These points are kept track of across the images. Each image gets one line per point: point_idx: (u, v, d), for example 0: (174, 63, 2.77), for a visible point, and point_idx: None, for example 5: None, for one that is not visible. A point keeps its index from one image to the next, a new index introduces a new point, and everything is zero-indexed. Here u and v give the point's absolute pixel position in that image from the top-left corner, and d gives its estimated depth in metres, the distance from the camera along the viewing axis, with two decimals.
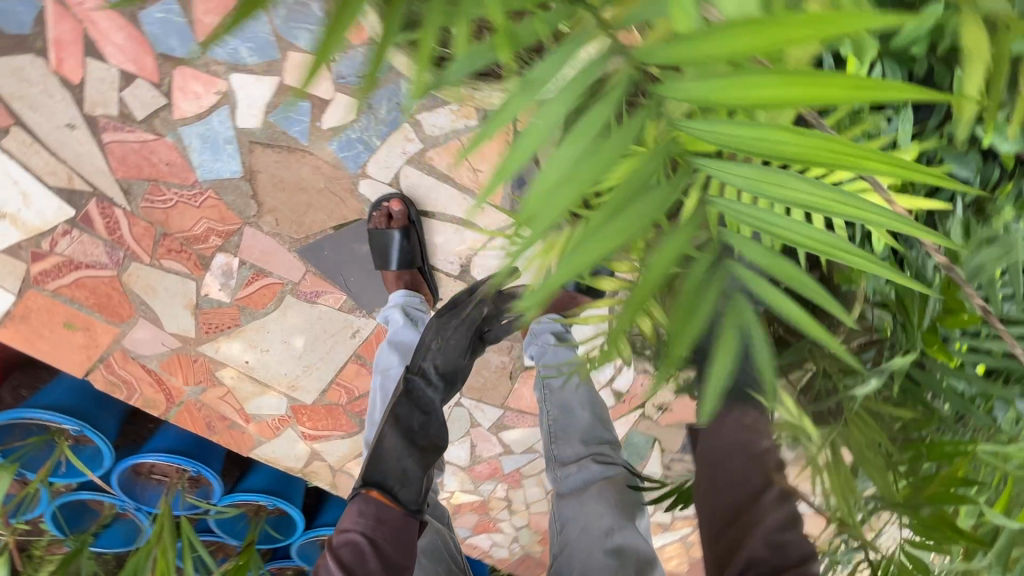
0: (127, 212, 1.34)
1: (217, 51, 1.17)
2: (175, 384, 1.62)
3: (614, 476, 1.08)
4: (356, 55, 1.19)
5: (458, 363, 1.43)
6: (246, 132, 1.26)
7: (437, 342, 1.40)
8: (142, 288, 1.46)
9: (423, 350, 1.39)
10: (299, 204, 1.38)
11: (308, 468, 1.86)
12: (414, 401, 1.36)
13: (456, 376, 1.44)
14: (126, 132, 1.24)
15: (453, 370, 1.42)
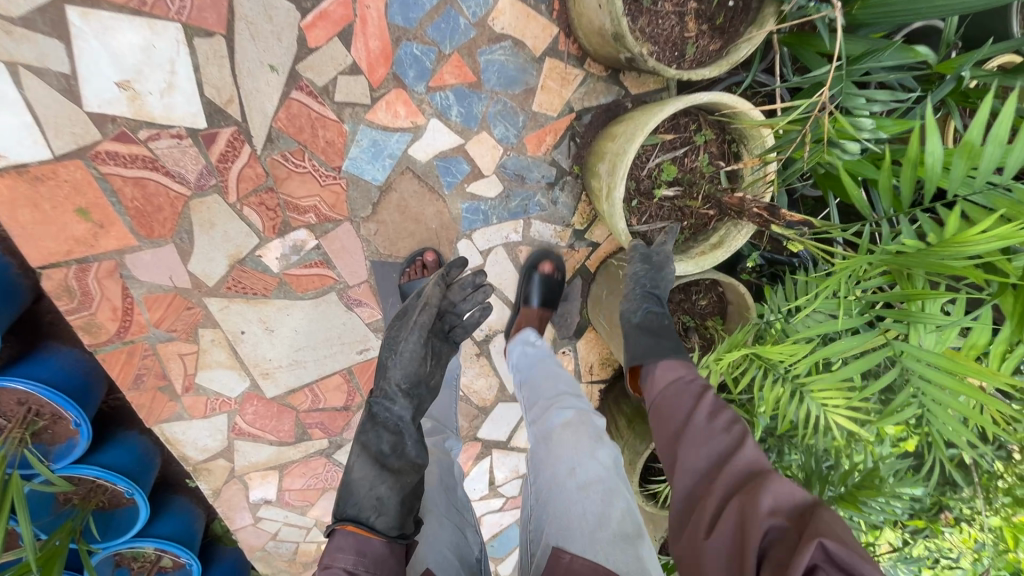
0: (252, 154, 1.35)
1: (436, 98, 1.41)
2: (141, 320, 1.44)
3: (577, 422, 1.17)
4: (526, 161, 1.53)
5: (423, 372, 1.29)
6: (409, 158, 1.46)
7: (398, 355, 1.28)
8: (198, 219, 1.38)
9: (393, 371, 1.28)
10: (403, 229, 1.53)
11: (206, 463, 1.68)
12: (381, 424, 1.22)
13: (424, 386, 1.29)
14: (315, 100, 1.34)
15: (417, 376, 1.28)
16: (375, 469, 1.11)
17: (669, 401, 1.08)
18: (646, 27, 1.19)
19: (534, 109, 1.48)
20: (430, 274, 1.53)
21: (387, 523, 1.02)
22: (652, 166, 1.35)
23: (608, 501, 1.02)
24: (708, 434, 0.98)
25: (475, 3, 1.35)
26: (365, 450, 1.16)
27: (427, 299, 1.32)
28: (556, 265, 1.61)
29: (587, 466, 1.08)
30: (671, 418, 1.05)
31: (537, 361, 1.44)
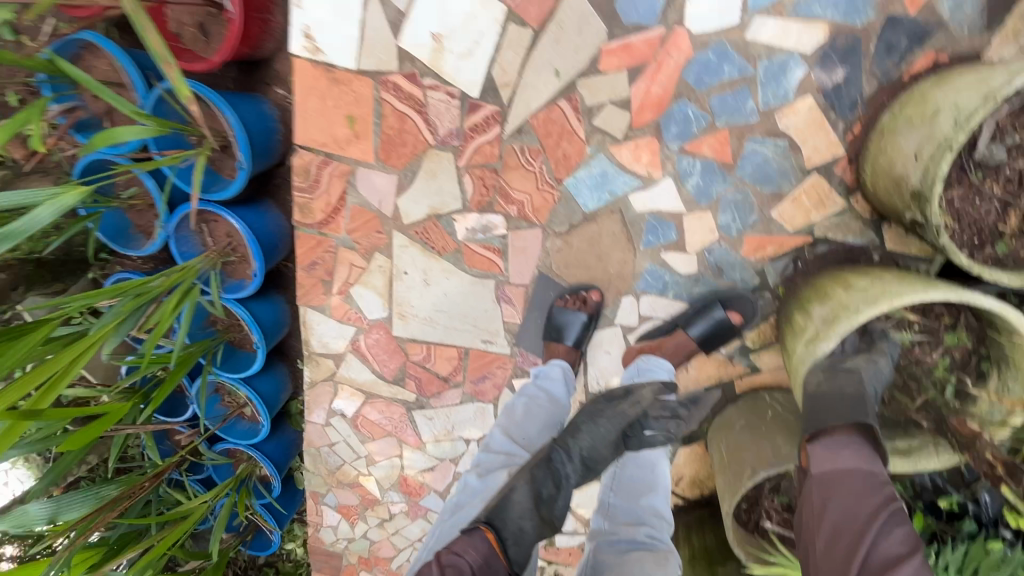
0: (498, 136, 1.43)
1: (682, 162, 1.37)
2: (341, 223, 1.62)
3: (657, 551, 1.19)
4: (734, 258, 1.44)
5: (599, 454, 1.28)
6: (626, 202, 1.45)
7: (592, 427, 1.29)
8: (427, 166, 1.51)
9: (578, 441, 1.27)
10: (583, 259, 1.54)
11: (320, 357, 1.86)
12: (550, 469, 1.22)
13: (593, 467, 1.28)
14: (575, 116, 1.38)
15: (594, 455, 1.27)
16: (530, 512, 1.14)
17: (835, 494, 0.95)
18: (958, 200, 1.01)
19: (772, 215, 1.38)
20: (585, 311, 1.53)
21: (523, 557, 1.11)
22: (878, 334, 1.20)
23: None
24: (885, 537, 0.88)
25: (774, 93, 1.27)
26: (531, 483, 1.18)
27: (638, 396, 1.35)
28: (744, 322, 1.43)
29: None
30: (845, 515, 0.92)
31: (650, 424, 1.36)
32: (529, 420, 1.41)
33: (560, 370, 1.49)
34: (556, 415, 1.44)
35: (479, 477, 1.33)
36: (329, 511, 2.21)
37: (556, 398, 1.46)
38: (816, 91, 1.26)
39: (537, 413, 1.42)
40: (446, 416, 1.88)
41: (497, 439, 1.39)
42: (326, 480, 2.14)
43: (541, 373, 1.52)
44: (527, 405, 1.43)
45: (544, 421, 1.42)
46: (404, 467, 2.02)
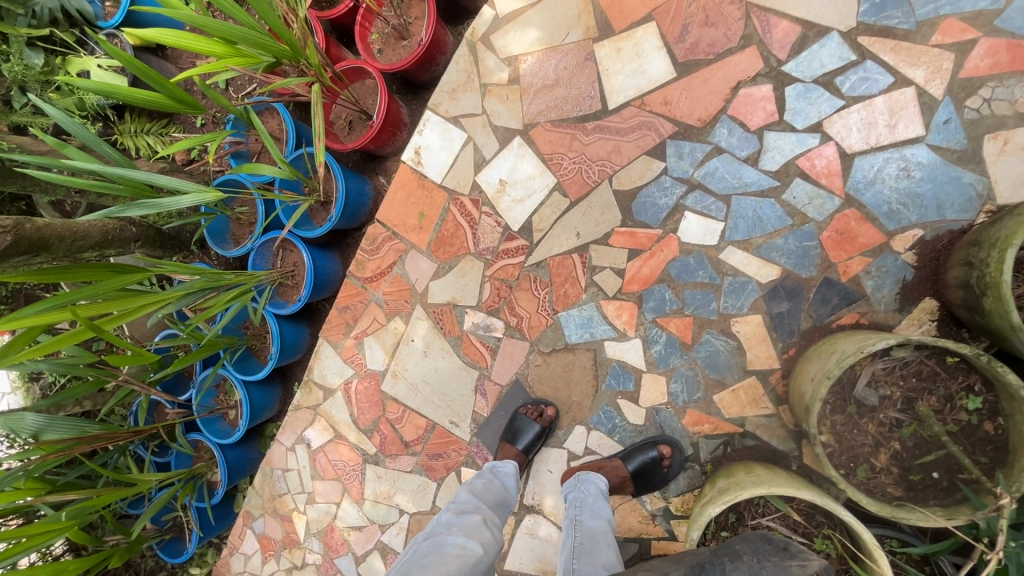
0: (521, 263, 1.84)
1: (651, 330, 1.71)
2: (381, 284, 2.01)
3: None
4: (674, 424, 1.68)
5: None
6: (600, 346, 1.76)
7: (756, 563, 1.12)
8: (461, 267, 1.92)
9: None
10: (553, 380, 1.82)
11: (315, 386, 2.13)
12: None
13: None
14: (581, 269, 1.77)
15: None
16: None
17: None
18: (840, 423, 1.26)
19: (713, 398, 1.65)
20: (539, 423, 1.75)
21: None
22: (764, 521, 1.35)
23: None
24: None
25: (732, 303, 1.62)
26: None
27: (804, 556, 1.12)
28: (673, 457, 1.63)
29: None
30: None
31: (598, 514, 1.43)
32: (485, 495, 1.54)
33: (513, 467, 1.65)
34: (506, 502, 1.57)
35: (454, 514, 1.42)
36: (250, 537, 2.28)
37: (508, 489, 1.60)
38: (763, 313, 1.59)
39: (494, 491, 1.56)
40: (393, 479, 2.04)
41: (464, 494, 1.51)
42: (263, 504, 2.26)
43: (495, 466, 1.67)
44: (487, 484, 1.58)
45: (498, 496, 1.56)
46: (337, 516, 2.13)
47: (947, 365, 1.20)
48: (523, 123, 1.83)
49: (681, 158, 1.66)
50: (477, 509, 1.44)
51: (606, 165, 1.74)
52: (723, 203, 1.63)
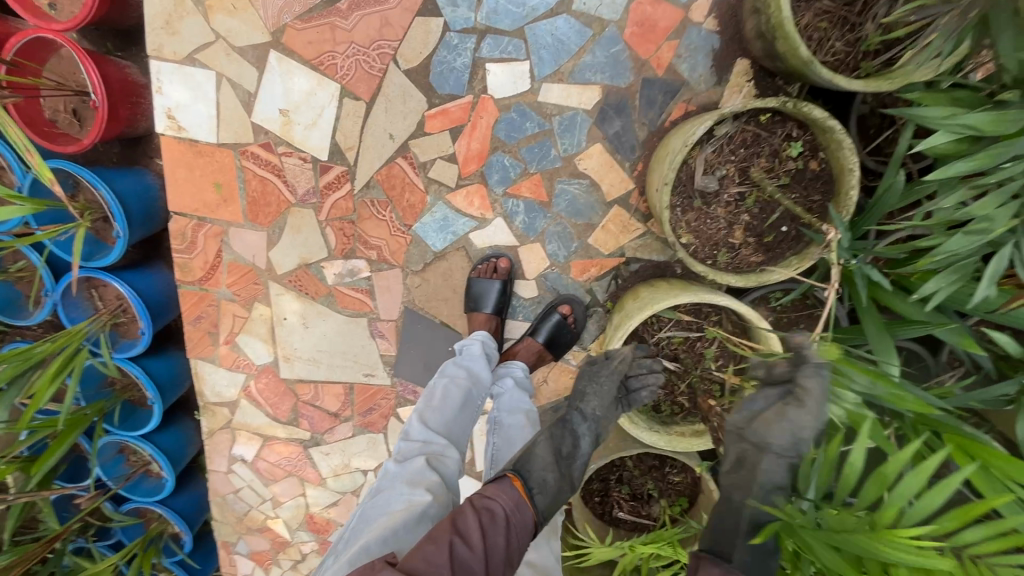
0: (350, 192, 1.64)
1: (508, 202, 1.62)
2: (220, 278, 1.77)
3: None
4: (565, 281, 1.68)
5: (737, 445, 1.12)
6: (467, 240, 1.67)
7: (596, 385, 1.33)
8: (292, 223, 1.70)
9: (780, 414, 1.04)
10: (440, 293, 1.74)
11: (215, 405, 1.97)
12: (566, 427, 1.27)
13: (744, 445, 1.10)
14: (413, 171, 1.60)
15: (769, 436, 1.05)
16: (552, 467, 1.18)
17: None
18: (693, 220, 1.29)
19: (589, 242, 1.63)
20: (497, 278, 1.65)
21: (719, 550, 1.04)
22: (663, 335, 1.41)
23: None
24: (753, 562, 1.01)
25: (569, 142, 1.54)
26: (551, 439, 1.23)
27: (620, 353, 1.35)
28: (575, 312, 1.66)
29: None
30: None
31: (519, 409, 1.40)
32: (446, 403, 1.29)
33: (480, 346, 1.49)
34: (474, 395, 1.36)
35: (397, 463, 1.17)
36: (242, 560, 2.25)
37: (476, 373, 1.41)
38: (601, 140, 1.53)
39: (455, 393, 1.31)
40: (342, 450, 1.99)
41: (413, 423, 1.24)
42: (235, 529, 2.19)
43: (466, 347, 1.51)
44: (446, 386, 1.33)
45: (464, 401, 1.32)
46: (309, 505, 2.10)
47: (764, 124, 1.22)
48: (270, 32, 1.52)
49: (456, 5, 1.46)
50: (424, 446, 1.19)
51: (384, 45, 1.50)
52: (519, 39, 1.47)
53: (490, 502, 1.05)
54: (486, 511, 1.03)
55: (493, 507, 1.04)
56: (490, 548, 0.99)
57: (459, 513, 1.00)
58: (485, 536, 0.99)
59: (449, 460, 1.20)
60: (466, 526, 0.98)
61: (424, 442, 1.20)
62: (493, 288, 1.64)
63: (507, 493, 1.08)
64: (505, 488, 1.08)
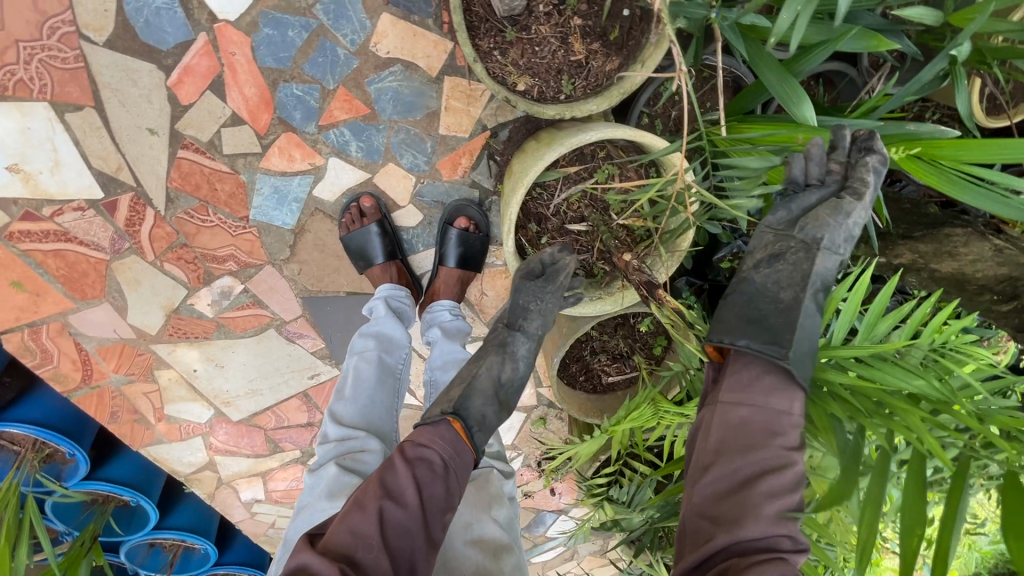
0: (157, 215, 1.35)
1: (330, 136, 1.32)
2: (101, 368, 1.56)
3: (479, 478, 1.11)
4: (442, 186, 1.44)
5: (778, 244, 0.88)
6: (316, 200, 1.41)
7: (541, 302, 1.13)
8: (125, 279, 1.43)
9: (850, 218, 0.87)
10: (327, 266, 1.52)
11: (195, 474, 1.86)
12: (507, 353, 1.12)
13: (792, 244, 0.87)
14: (204, 156, 1.29)
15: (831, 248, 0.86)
16: (492, 399, 1.07)
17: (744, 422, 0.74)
18: (519, 58, 1.06)
19: (441, 132, 1.36)
20: (370, 222, 1.42)
21: (746, 339, 0.80)
22: (558, 201, 1.21)
23: (498, 558, 1.00)
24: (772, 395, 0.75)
25: (350, 31, 1.24)
26: (491, 368, 1.09)
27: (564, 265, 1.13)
28: (474, 219, 1.45)
29: (477, 520, 1.04)
30: (759, 416, 0.74)
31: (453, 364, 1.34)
32: (359, 388, 1.22)
33: (384, 305, 1.36)
34: (388, 372, 1.28)
35: (314, 474, 1.11)
36: None
37: (387, 342, 1.31)
38: (384, 8, 1.23)
39: (366, 375, 1.24)
40: None
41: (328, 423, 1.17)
42: None
43: (372, 309, 1.38)
44: (357, 368, 1.25)
45: (379, 372, 1.26)
46: None
47: None
48: None
49: None
50: (340, 445, 1.13)
51: (64, 25, 1.14)
52: None
53: (424, 452, 0.95)
54: (421, 463, 0.94)
55: (427, 456, 0.96)
56: (427, 500, 0.92)
57: (382, 472, 0.93)
58: (417, 491, 0.91)
59: (369, 456, 1.14)
60: (395, 485, 0.91)
61: (340, 441, 1.14)
62: (374, 236, 1.42)
63: (441, 431, 0.99)
64: (440, 434, 0.98)
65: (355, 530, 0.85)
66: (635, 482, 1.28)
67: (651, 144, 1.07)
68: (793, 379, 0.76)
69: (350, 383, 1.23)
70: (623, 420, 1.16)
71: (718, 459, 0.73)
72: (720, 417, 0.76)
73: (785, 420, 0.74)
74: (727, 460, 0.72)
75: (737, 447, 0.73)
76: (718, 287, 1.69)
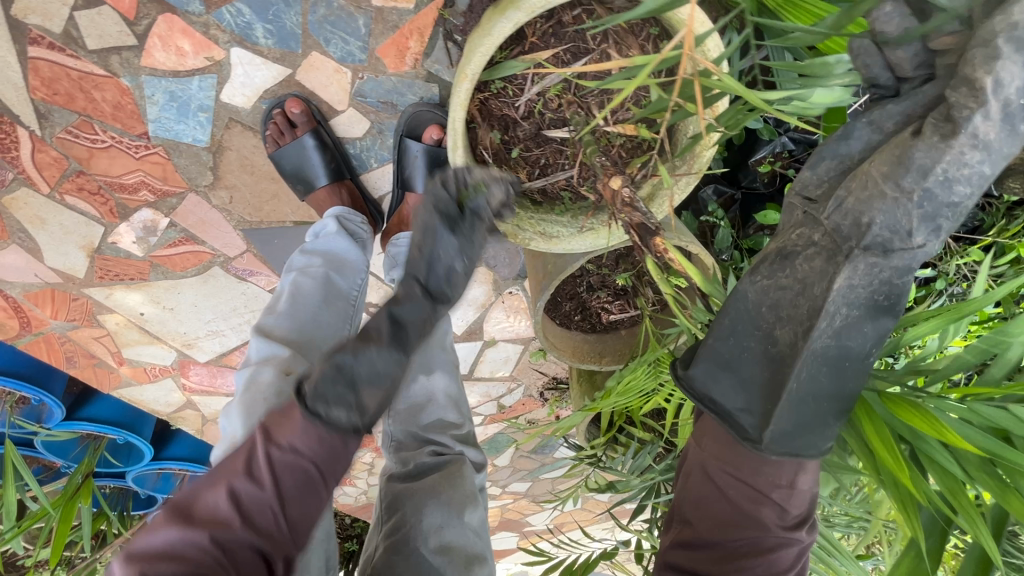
0: (34, 136, 1.07)
1: (225, 17, 0.98)
2: (37, 315, 1.39)
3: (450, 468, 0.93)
4: (387, 82, 1.09)
5: (800, 233, 0.60)
6: (229, 108, 1.09)
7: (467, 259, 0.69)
8: (27, 216, 1.20)
9: (942, 172, 0.48)
10: (263, 191, 1.24)
11: (178, 413, 1.76)
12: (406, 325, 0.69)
13: (818, 239, 0.58)
14: (66, 55, 0.98)
15: (899, 238, 0.52)
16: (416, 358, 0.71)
17: (730, 488, 0.60)
18: None
19: (375, 4, 1.00)
20: (303, 131, 1.10)
21: (725, 400, 0.62)
22: (528, 100, 0.89)
23: (467, 570, 0.82)
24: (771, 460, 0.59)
25: None
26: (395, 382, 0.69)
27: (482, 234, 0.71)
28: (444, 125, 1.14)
29: (445, 524, 0.84)
30: (743, 484, 0.60)
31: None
32: (299, 312, 0.94)
33: (335, 221, 1.05)
34: (341, 298, 0.99)
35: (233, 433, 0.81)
36: None
37: (337, 256, 1.02)
38: None
39: (307, 298, 0.94)
40: None
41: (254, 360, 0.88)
42: None
43: (315, 231, 1.06)
44: (296, 291, 0.95)
45: (325, 292, 0.96)
46: None
47: None
48: None
49: None
50: (264, 377, 0.84)
51: None
52: None
53: (291, 460, 0.64)
54: (283, 469, 0.64)
55: (295, 461, 0.64)
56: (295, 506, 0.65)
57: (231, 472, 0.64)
58: (275, 484, 0.64)
59: None
60: (250, 496, 0.63)
61: (260, 363, 0.86)
62: (313, 152, 1.11)
63: (307, 436, 0.64)
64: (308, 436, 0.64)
65: (198, 554, 0.59)
66: (632, 449, 1.08)
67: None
68: (794, 451, 0.59)
69: (286, 313, 0.93)
70: (614, 391, 0.93)
71: (692, 529, 0.62)
72: (696, 476, 0.63)
73: (778, 492, 0.59)
74: (702, 532, 0.61)
75: (714, 520, 0.61)
76: (755, 196, 1.34)
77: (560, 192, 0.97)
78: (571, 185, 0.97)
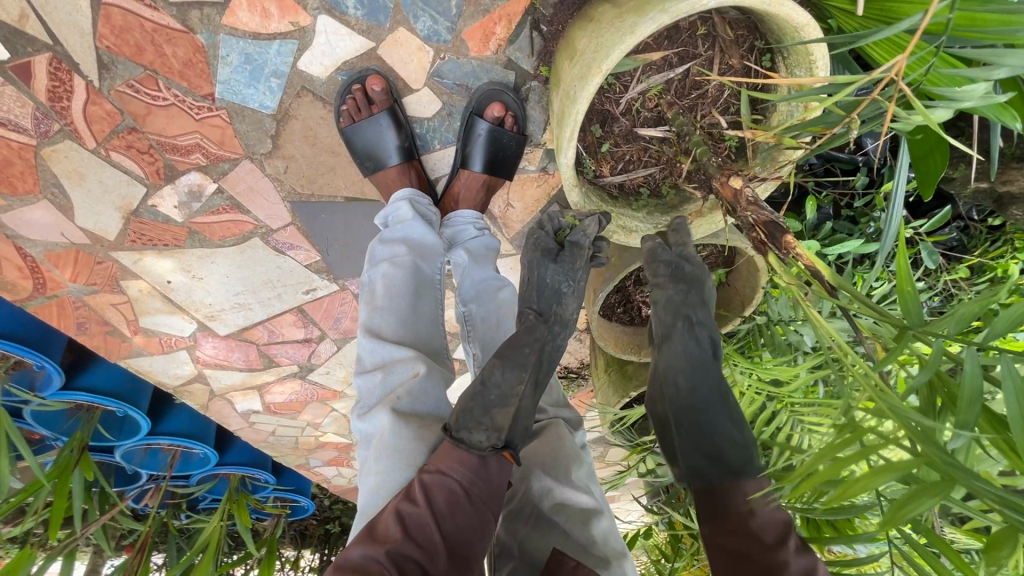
0: (90, 87, 1.01)
1: None
2: (55, 276, 1.31)
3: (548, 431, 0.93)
4: (467, 64, 1.09)
5: None
6: (302, 75, 1.07)
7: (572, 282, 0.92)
8: (64, 171, 1.13)
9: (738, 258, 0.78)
10: (320, 163, 1.21)
11: (185, 386, 1.70)
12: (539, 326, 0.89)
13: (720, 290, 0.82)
14: (143, 5, 0.94)
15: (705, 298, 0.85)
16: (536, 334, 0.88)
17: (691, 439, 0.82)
18: None
19: None
20: (379, 108, 1.11)
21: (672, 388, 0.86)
22: (631, 97, 0.92)
23: (587, 524, 0.85)
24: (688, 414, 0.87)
25: None
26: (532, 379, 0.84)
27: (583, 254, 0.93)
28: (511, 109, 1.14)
29: (556, 486, 0.87)
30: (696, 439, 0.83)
31: (488, 296, 1.08)
32: (396, 303, 0.96)
33: (406, 204, 1.06)
34: (428, 284, 1.01)
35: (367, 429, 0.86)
36: (323, 469, 2.21)
37: (418, 241, 1.03)
38: None
39: (400, 288, 0.96)
40: (339, 363, 1.70)
41: (368, 358, 0.92)
42: (298, 454, 2.10)
43: (387, 215, 1.07)
44: (388, 282, 0.97)
45: (416, 281, 0.99)
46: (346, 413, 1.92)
47: None
48: None
49: None
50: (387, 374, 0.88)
51: None
52: None
53: (443, 481, 0.74)
54: (437, 493, 0.74)
55: (447, 481, 0.74)
56: (451, 525, 0.73)
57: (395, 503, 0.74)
58: (431, 508, 0.73)
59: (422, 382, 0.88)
60: (414, 520, 0.72)
61: (384, 369, 0.89)
62: (387, 128, 1.11)
63: (452, 456, 0.76)
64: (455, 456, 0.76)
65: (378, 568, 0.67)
66: None
67: (786, 16, 0.73)
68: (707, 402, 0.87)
69: (382, 307, 0.95)
70: None
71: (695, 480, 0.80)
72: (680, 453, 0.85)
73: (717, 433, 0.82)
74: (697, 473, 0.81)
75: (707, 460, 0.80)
76: None
77: (637, 188, 1.00)
78: (649, 183, 1.01)
